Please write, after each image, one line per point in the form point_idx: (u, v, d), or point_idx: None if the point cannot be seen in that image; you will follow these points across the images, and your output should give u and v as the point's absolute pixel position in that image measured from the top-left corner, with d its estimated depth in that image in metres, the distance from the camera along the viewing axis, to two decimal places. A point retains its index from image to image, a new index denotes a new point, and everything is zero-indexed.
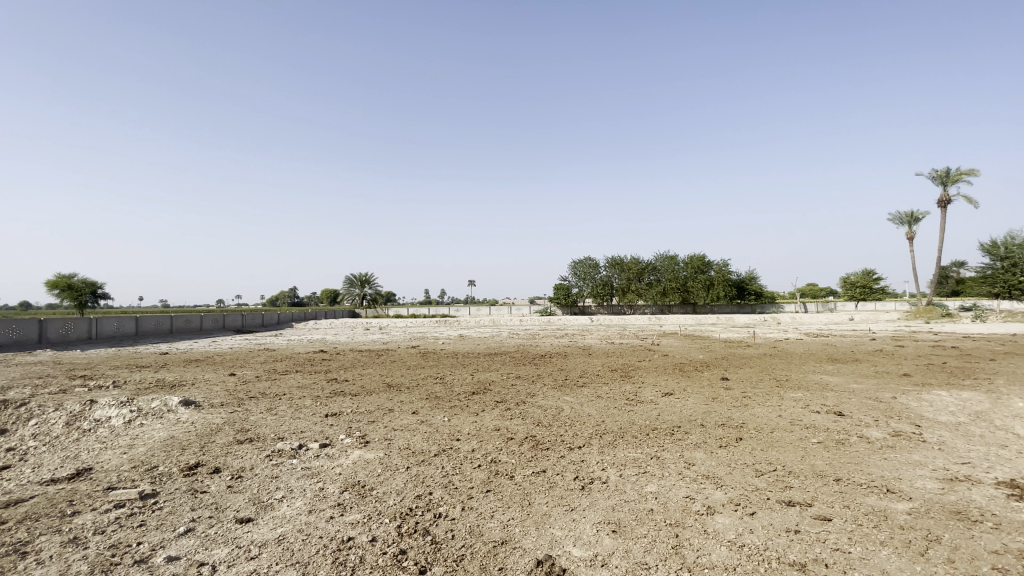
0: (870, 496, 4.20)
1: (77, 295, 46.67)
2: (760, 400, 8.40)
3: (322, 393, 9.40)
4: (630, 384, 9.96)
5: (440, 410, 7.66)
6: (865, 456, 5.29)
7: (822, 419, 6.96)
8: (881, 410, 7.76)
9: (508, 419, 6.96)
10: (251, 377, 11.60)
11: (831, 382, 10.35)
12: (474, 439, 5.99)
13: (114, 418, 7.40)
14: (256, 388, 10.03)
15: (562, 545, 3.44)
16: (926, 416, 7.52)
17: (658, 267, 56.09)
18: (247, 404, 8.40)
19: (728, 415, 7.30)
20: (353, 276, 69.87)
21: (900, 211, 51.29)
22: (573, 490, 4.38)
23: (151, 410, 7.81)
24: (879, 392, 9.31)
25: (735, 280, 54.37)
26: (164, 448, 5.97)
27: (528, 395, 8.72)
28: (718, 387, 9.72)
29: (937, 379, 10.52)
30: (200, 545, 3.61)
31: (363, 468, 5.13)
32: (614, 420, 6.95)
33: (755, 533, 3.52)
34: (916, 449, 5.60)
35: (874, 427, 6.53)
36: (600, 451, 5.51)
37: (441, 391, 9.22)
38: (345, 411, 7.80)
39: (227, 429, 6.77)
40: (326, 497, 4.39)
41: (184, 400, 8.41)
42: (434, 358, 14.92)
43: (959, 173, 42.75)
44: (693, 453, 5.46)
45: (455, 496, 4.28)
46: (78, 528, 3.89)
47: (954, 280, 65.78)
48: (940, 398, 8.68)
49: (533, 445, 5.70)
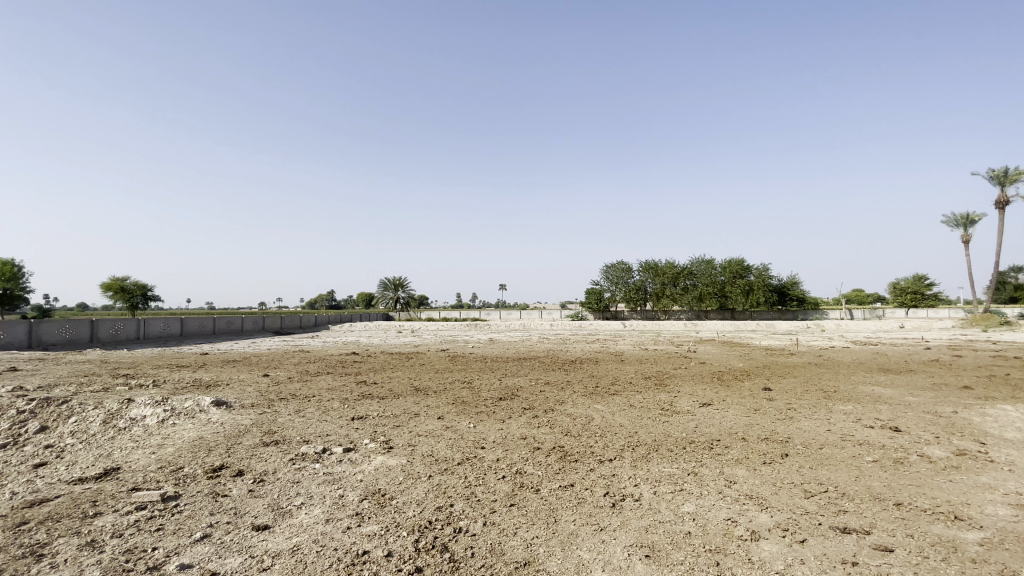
0: (937, 524, 3.75)
1: (129, 297, 49.07)
2: (805, 413, 7.86)
3: (350, 395, 9.37)
4: (664, 393, 9.54)
5: (466, 416, 7.47)
6: (927, 477, 4.79)
7: (876, 435, 6.41)
8: (941, 426, 7.12)
9: (535, 427, 6.70)
10: (283, 379, 11.74)
11: (883, 394, 9.63)
12: (499, 447, 5.76)
13: (148, 417, 7.53)
14: (286, 390, 10.11)
15: (590, 569, 3.16)
16: (993, 432, 6.85)
17: (693, 271, 54.22)
18: (276, 406, 8.44)
19: (771, 428, 6.83)
20: (387, 280, 71.05)
21: (955, 213, 48.39)
22: (602, 507, 4.08)
23: (183, 409, 7.92)
24: (938, 405, 8.58)
25: (775, 285, 52.45)
26: (192, 449, 5.99)
27: (557, 402, 8.42)
28: (759, 398, 9.19)
29: (1002, 392, 9.65)
30: (214, 553, 3.51)
31: (385, 475, 4.97)
32: (647, 431, 6.59)
33: (806, 565, 3.15)
34: (986, 471, 5.03)
35: (935, 445, 5.96)
36: (632, 465, 5.19)
37: (468, 396, 9.05)
38: (371, 414, 7.71)
39: (254, 431, 6.77)
40: (344, 505, 4.24)
41: (216, 400, 8.51)
42: (463, 362, 14.78)
43: (1019, 172, 40.00)
44: (734, 470, 5.07)
45: (477, 510, 4.06)
46: (98, 531, 3.86)
47: (1016, 286, 61.55)
48: (1009, 413, 7.91)
49: (561, 456, 5.42)
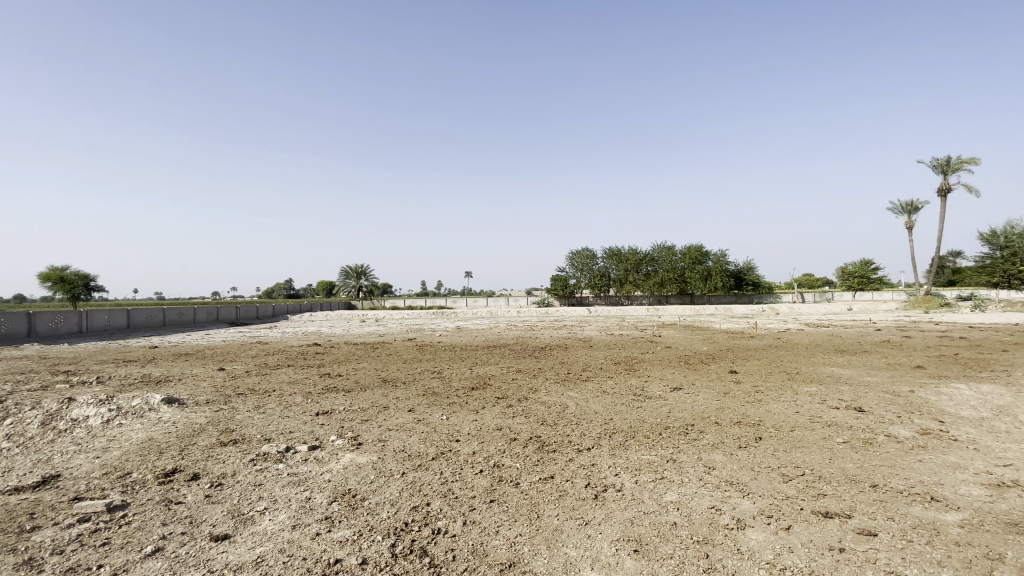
0: (914, 506, 3.82)
1: (69, 288, 45.92)
2: (774, 395, 8.01)
3: (314, 389, 8.96)
4: (636, 378, 9.56)
5: (438, 407, 7.24)
6: (898, 458, 4.91)
7: (843, 416, 6.57)
8: (900, 405, 7.39)
9: (510, 417, 6.54)
10: (242, 372, 11.17)
11: (844, 375, 9.98)
12: (474, 440, 5.57)
13: (92, 417, 6.95)
14: (245, 384, 9.58)
15: (579, 568, 3.03)
16: (948, 411, 7.16)
17: (656, 257, 55.26)
18: (234, 402, 7.96)
19: (743, 411, 6.92)
20: (349, 268, 69.35)
21: (899, 201, 50.97)
22: (586, 500, 3.96)
23: (131, 408, 7.35)
24: (895, 385, 8.93)
25: (733, 271, 54.09)
26: (140, 452, 5.52)
27: (530, 390, 8.30)
28: (728, 381, 9.34)
29: (952, 371, 10.17)
30: (168, 569, 3.19)
31: (355, 474, 4.70)
32: (623, 418, 6.54)
33: (796, 553, 3.12)
34: (950, 450, 5.21)
35: (900, 425, 6.14)
36: (611, 453, 5.10)
37: (439, 386, 8.81)
38: (338, 408, 7.37)
39: (210, 430, 6.32)
40: (312, 509, 3.96)
41: (167, 397, 7.95)
42: (431, 352, 14.49)
43: (959, 161, 42.35)
44: (712, 455, 5.06)
45: (456, 508, 3.86)
46: (34, 547, 3.46)
47: (951, 270, 65.77)
48: (961, 391, 8.30)
49: (539, 447, 5.28)
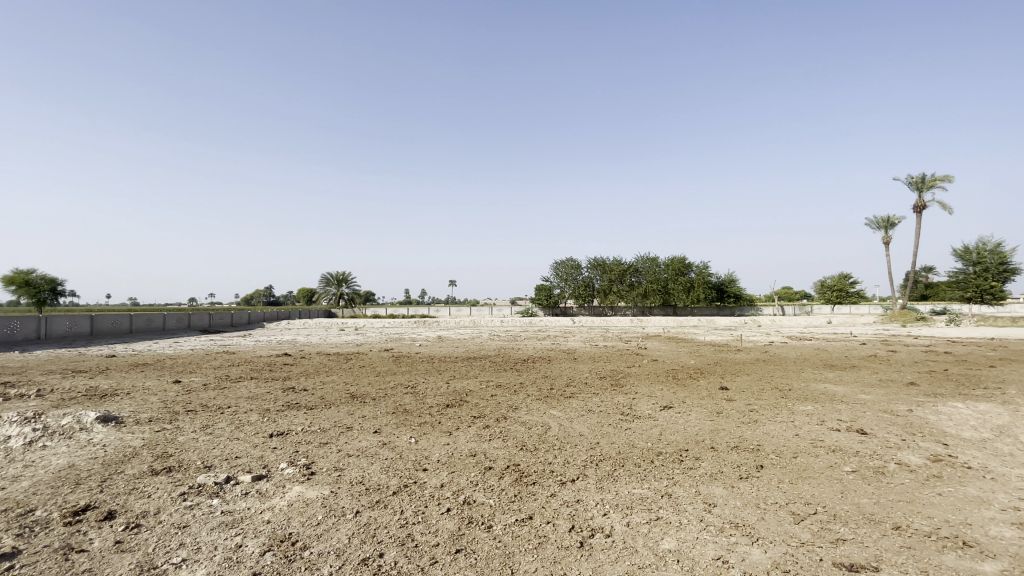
0: (948, 554, 3.28)
1: (36, 292, 44.03)
2: (769, 415, 7.48)
3: (274, 406, 8.18)
4: (622, 395, 8.98)
5: (406, 428, 6.55)
6: (915, 491, 4.40)
7: (845, 439, 6.08)
8: (901, 426, 6.93)
9: (486, 441, 5.89)
10: (198, 385, 10.29)
11: (837, 392, 9.54)
12: (444, 469, 4.92)
13: (12, 438, 6.10)
14: (197, 400, 8.73)
15: None
16: (950, 432, 6.73)
17: (640, 268, 55.27)
18: (179, 421, 7.15)
19: (738, 434, 6.38)
20: (329, 276, 68.05)
21: (876, 217, 51.81)
22: (569, 549, 3.35)
23: (59, 428, 6.51)
24: (892, 404, 8.47)
25: (715, 283, 54.32)
26: (53, 484, 4.73)
27: (510, 408, 7.66)
28: (719, 398, 8.83)
29: (946, 388, 9.79)
30: None
31: (299, 513, 4.00)
32: (610, 441, 5.95)
33: None
34: (968, 480, 4.72)
35: (908, 451, 5.65)
36: (598, 486, 4.49)
37: (410, 403, 8.12)
38: (295, 429, 6.63)
39: (144, 455, 5.55)
40: (238, 563, 3.26)
41: (104, 416, 7.08)
42: (407, 364, 13.73)
43: (933, 179, 43.10)
44: (710, 488, 4.50)
45: (414, 561, 3.22)
46: None
47: (925, 284, 67.20)
48: (960, 411, 7.89)
49: (517, 480, 4.64)
